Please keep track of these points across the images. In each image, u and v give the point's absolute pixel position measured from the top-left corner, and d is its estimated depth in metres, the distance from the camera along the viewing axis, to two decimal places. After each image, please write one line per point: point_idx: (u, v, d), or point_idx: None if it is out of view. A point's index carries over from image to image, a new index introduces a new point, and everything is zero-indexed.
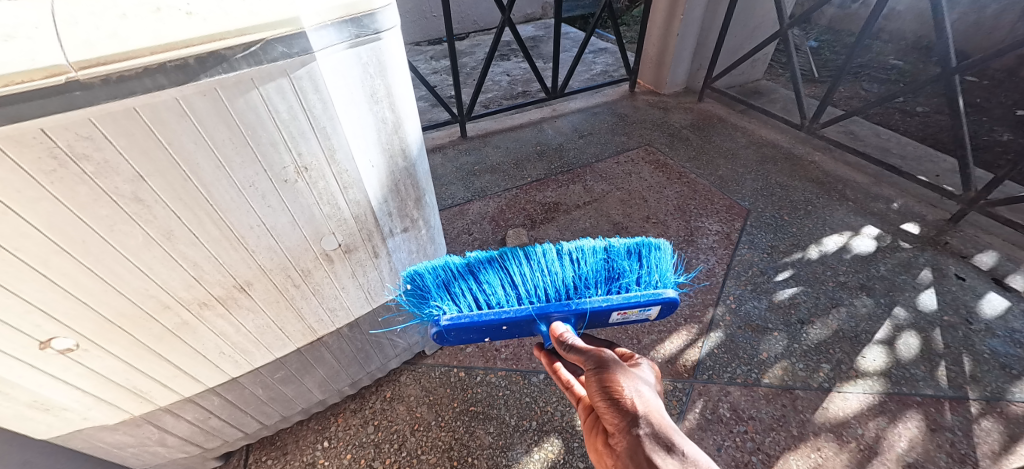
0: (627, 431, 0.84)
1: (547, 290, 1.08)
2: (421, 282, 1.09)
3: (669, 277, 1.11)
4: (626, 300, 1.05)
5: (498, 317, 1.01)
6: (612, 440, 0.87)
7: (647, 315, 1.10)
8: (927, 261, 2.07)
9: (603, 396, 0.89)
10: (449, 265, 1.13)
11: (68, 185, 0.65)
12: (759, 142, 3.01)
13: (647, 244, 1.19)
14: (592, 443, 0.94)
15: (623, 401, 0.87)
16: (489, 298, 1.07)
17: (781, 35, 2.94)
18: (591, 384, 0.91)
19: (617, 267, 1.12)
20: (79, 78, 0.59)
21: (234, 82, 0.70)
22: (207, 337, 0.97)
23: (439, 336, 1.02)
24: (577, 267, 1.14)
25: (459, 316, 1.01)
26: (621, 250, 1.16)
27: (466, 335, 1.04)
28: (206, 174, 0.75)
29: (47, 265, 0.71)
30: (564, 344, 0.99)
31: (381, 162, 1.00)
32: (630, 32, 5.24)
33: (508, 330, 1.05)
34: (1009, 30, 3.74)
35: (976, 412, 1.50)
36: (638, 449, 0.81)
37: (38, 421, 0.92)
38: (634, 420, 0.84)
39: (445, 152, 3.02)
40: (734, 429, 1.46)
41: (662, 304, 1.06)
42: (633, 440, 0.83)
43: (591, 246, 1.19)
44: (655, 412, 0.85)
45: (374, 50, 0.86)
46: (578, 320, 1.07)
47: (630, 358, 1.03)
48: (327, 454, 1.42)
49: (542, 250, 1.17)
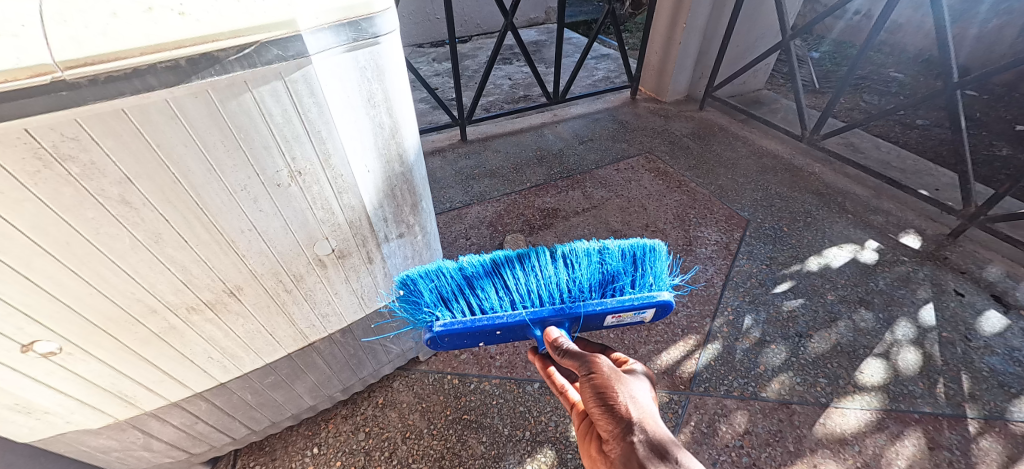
0: (621, 438, 0.83)
1: (541, 294, 1.06)
2: (414, 287, 1.07)
3: (664, 280, 1.10)
4: (620, 304, 1.04)
5: (491, 323, 0.99)
6: (606, 446, 0.86)
7: (641, 318, 1.10)
8: (925, 276, 2.06)
9: (598, 403, 0.87)
10: (442, 269, 1.11)
11: (53, 187, 0.64)
12: (760, 152, 3.01)
13: (642, 245, 1.17)
14: (586, 448, 0.93)
15: (618, 408, 0.86)
16: (482, 303, 1.05)
17: (784, 46, 2.93)
18: (585, 391, 0.89)
19: (612, 269, 1.11)
20: (65, 78, 0.57)
21: (226, 84, 0.68)
22: (195, 342, 0.95)
23: (432, 342, 1.01)
24: (572, 270, 1.12)
25: (452, 322, 0.99)
26: (616, 252, 1.15)
27: (460, 341, 1.02)
28: (196, 177, 0.73)
29: (30, 267, 0.69)
30: (558, 349, 0.96)
31: (378, 167, 0.98)
32: (633, 39, 5.26)
33: (502, 335, 1.04)
34: (1010, 45, 3.75)
35: (975, 430, 1.48)
36: (634, 457, 0.80)
37: (19, 424, 0.90)
38: (629, 428, 0.83)
39: (444, 155, 3.01)
40: (730, 443, 1.45)
41: (656, 307, 1.06)
42: (628, 447, 0.82)
43: (585, 249, 1.17)
44: (649, 418, 0.84)
45: (372, 54, 0.85)
46: (573, 324, 1.06)
47: (623, 362, 1.03)
48: (317, 461, 1.40)
49: (536, 254, 1.15)
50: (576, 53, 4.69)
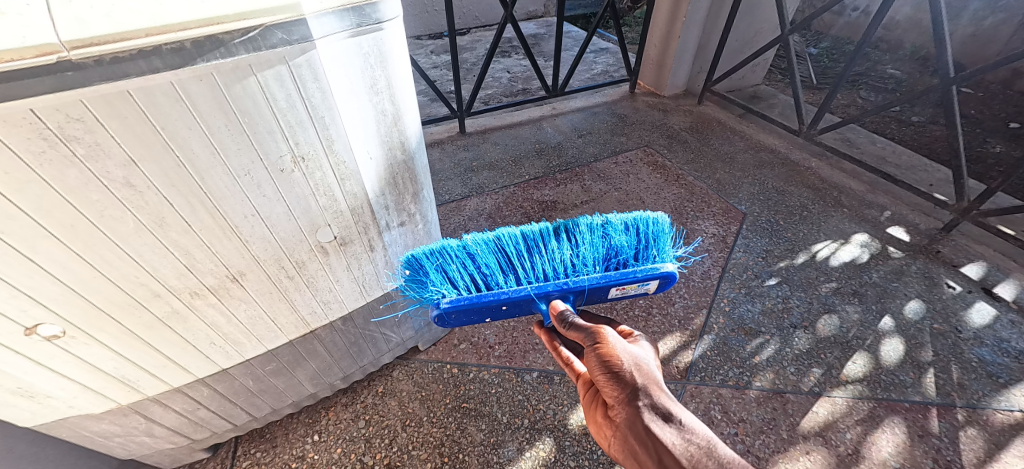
0: (627, 403, 0.88)
1: (546, 270, 1.08)
2: (419, 266, 1.09)
3: (667, 252, 1.13)
4: (625, 276, 1.07)
5: (497, 297, 1.02)
6: (612, 412, 0.90)
7: (646, 289, 1.13)
8: (918, 269, 2.09)
9: (604, 371, 0.92)
10: (446, 249, 1.12)
11: (58, 168, 0.64)
12: (757, 147, 3.02)
13: (644, 219, 1.19)
14: (591, 415, 0.98)
15: (623, 375, 0.90)
16: (487, 280, 1.08)
17: (783, 40, 2.93)
18: (591, 360, 0.94)
19: (614, 244, 1.12)
20: (71, 58, 0.58)
21: (231, 67, 0.69)
22: (197, 327, 0.95)
23: (439, 319, 1.03)
24: (575, 246, 1.14)
25: (458, 297, 1.01)
26: (619, 227, 1.16)
27: (466, 317, 1.05)
28: (201, 161, 0.74)
29: (35, 249, 0.69)
30: (564, 322, 1.00)
31: (380, 154, 0.98)
32: (632, 33, 5.24)
33: (507, 310, 1.06)
34: (1005, 43, 3.78)
35: (963, 419, 1.52)
36: (638, 420, 0.85)
37: (22, 408, 0.90)
38: (634, 393, 0.88)
39: (443, 147, 3.01)
40: (725, 431, 1.47)
41: (660, 278, 1.09)
42: (632, 411, 0.87)
43: (588, 224, 1.18)
44: (652, 384, 0.89)
45: (375, 40, 0.85)
46: (577, 297, 1.08)
47: (628, 334, 1.05)
48: (317, 447, 1.41)
49: (539, 232, 1.17)
50: (575, 47, 4.68)
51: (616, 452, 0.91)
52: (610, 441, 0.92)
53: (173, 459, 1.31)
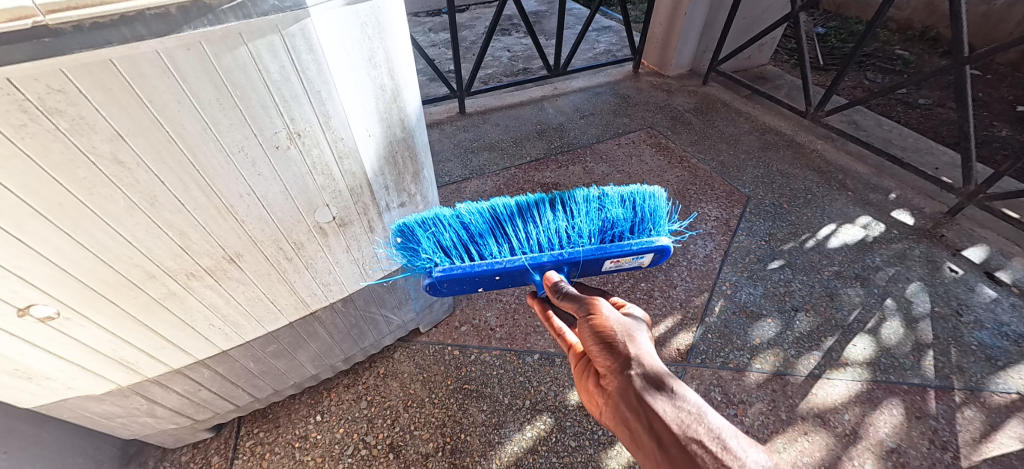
0: (618, 372, 0.87)
1: (540, 241, 1.06)
2: (412, 235, 1.06)
3: (662, 225, 1.10)
4: (620, 248, 1.05)
5: (491, 267, 1.00)
6: (604, 382, 0.90)
7: (639, 263, 1.11)
8: (921, 253, 2.07)
9: (596, 341, 0.91)
10: (439, 218, 1.09)
11: (41, 142, 0.60)
12: (762, 129, 2.97)
13: (641, 192, 1.16)
14: (583, 386, 0.97)
15: (615, 345, 0.89)
16: (481, 251, 1.05)
17: (792, 19, 2.83)
18: (583, 330, 0.93)
19: (611, 216, 1.09)
20: (47, 23, 0.54)
21: (221, 36, 0.65)
22: (195, 308, 0.94)
23: (431, 287, 1.01)
24: (571, 218, 1.11)
25: (451, 267, 0.99)
26: (615, 199, 1.14)
27: (460, 286, 1.03)
28: (193, 137, 0.71)
29: (23, 229, 0.66)
30: (557, 292, 0.99)
31: (379, 132, 0.95)
32: (635, 11, 5.11)
33: (501, 281, 1.04)
34: (1017, 24, 3.67)
35: (960, 400, 1.53)
36: (630, 388, 0.84)
37: (21, 390, 0.89)
38: (626, 362, 0.87)
39: (443, 127, 2.95)
40: (724, 412, 1.48)
41: (654, 251, 1.07)
42: (624, 379, 0.86)
43: (584, 197, 1.15)
44: (645, 354, 0.88)
45: (373, 9, 0.81)
46: (571, 268, 1.07)
47: (622, 305, 1.04)
48: (320, 427, 1.41)
49: (535, 204, 1.14)
50: (578, 25, 4.57)
51: (608, 420, 0.90)
52: (602, 410, 0.91)
53: (177, 438, 1.31)
